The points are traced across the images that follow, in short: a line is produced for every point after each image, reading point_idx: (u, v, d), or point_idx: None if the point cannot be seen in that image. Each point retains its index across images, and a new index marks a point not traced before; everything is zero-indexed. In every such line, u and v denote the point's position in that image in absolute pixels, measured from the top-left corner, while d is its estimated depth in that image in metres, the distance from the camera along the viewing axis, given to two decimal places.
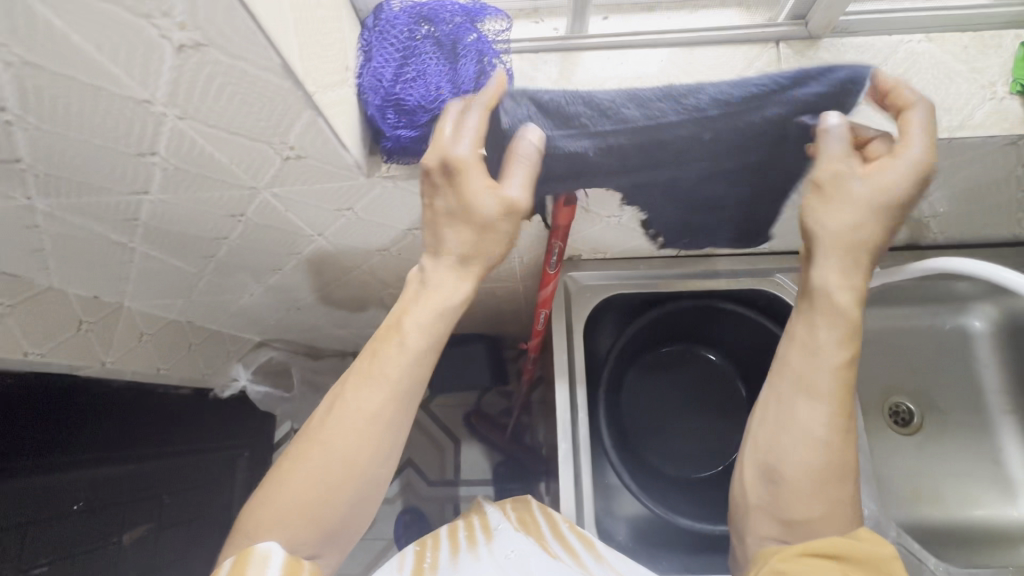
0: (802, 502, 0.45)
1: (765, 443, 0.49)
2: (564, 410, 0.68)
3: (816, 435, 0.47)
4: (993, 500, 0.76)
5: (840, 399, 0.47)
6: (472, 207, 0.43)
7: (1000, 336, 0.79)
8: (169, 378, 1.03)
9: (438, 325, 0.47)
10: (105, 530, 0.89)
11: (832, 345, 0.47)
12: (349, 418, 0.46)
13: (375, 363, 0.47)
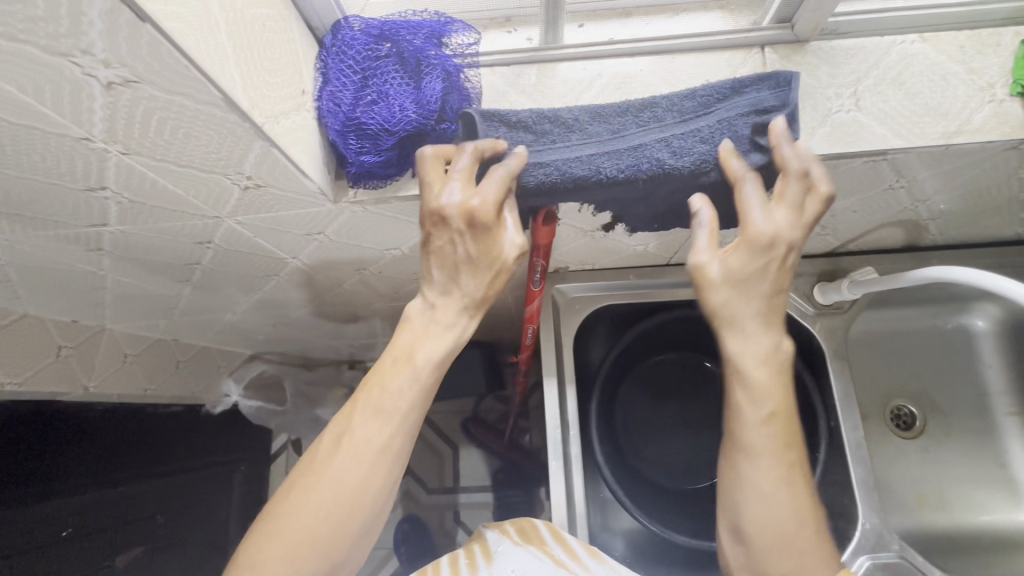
0: (775, 559, 0.43)
1: (727, 499, 0.46)
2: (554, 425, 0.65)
3: (775, 492, 0.44)
4: (999, 503, 0.74)
5: (782, 450, 0.45)
6: (495, 253, 0.44)
7: (1002, 335, 0.78)
8: (158, 398, 1.01)
9: (446, 357, 0.46)
10: (97, 554, 0.88)
11: (755, 402, 0.45)
12: (357, 451, 0.44)
13: (385, 396, 0.45)
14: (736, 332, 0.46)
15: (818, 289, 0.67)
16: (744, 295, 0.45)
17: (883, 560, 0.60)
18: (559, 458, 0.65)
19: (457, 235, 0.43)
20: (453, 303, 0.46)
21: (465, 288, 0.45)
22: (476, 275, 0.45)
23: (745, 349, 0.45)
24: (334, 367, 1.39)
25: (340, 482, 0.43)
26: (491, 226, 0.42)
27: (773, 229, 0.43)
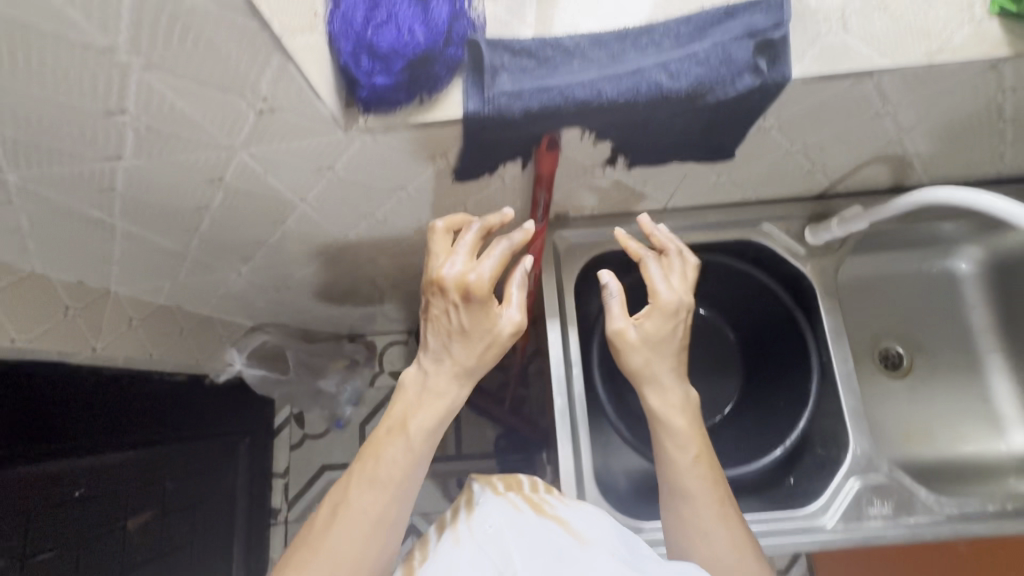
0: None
1: (674, 528, 0.55)
2: (558, 366, 0.67)
3: (716, 527, 0.53)
4: (983, 434, 0.77)
5: (714, 489, 0.55)
6: (485, 326, 0.53)
7: (988, 278, 0.80)
8: (164, 367, 1.02)
9: (436, 425, 0.54)
10: (110, 514, 0.91)
11: (681, 447, 0.56)
12: (352, 522, 0.50)
13: (380, 464, 0.52)
14: (658, 389, 0.57)
15: (809, 230, 0.69)
16: (660, 356, 0.57)
17: (875, 482, 0.63)
18: (562, 397, 0.67)
19: (453, 308, 0.52)
20: (446, 377, 0.55)
21: (456, 357, 0.54)
22: (467, 345, 0.53)
23: (666, 401, 0.57)
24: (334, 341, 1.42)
25: (344, 548, 0.48)
26: (485, 300, 0.51)
27: (676, 296, 0.57)
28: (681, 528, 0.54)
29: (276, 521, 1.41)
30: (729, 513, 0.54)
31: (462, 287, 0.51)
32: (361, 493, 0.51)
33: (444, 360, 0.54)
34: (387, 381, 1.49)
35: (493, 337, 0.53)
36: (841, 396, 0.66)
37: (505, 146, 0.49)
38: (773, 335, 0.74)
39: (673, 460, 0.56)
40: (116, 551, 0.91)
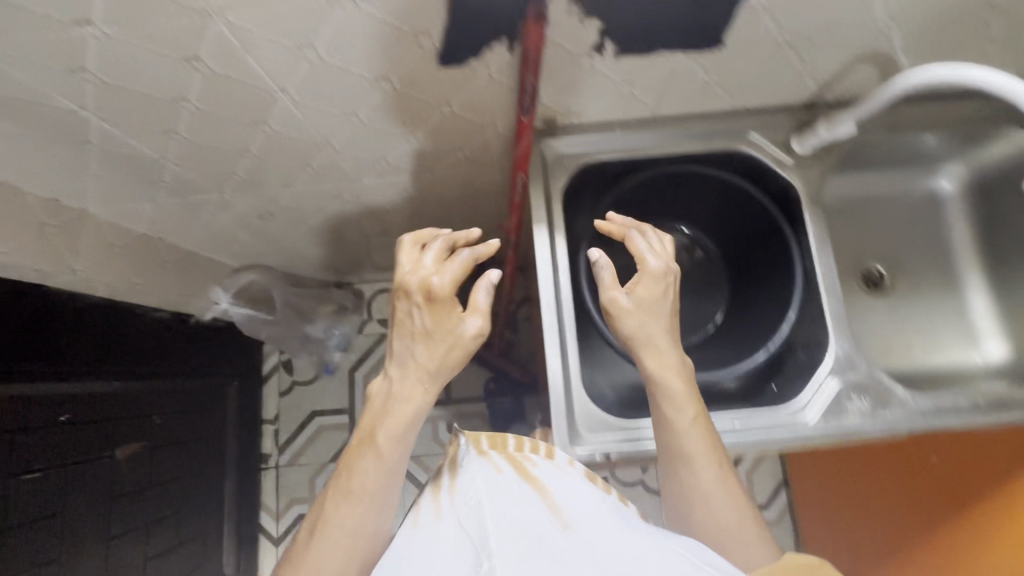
0: (734, 547, 0.52)
1: (676, 496, 0.56)
2: (546, 285, 0.67)
3: (716, 489, 0.55)
4: (959, 347, 0.79)
5: (712, 450, 0.56)
6: (447, 327, 0.55)
7: (968, 194, 0.81)
8: (147, 300, 1.00)
9: (404, 431, 0.55)
10: (99, 441, 0.91)
11: (679, 409, 0.56)
12: (332, 537, 0.53)
13: (352, 480, 0.54)
14: (654, 353, 0.57)
15: (796, 137, 0.70)
16: (654, 319, 0.58)
17: (853, 379, 0.64)
18: (551, 310, 0.66)
19: (416, 309, 0.55)
20: (411, 381, 0.56)
21: (419, 360, 0.55)
22: (428, 346, 0.55)
23: (662, 363, 0.57)
24: (321, 287, 1.40)
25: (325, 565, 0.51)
26: (445, 301, 0.54)
27: (663, 262, 0.59)
28: (681, 491, 0.56)
29: (267, 466, 1.42)
30: (726, 474, 0.55)
31: (426, 298, 0.54)
32: (342, 508, 0.54)
33: (408, 369, 0.56)
34: (375, 328, 1.48)
35: (454, 340, 0.55)
36: (824, 301, 0.67)
37: (492, 19, 0.49)
38: (761, 248, 0.74)
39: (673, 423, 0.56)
40: (106, 479, 0.92)
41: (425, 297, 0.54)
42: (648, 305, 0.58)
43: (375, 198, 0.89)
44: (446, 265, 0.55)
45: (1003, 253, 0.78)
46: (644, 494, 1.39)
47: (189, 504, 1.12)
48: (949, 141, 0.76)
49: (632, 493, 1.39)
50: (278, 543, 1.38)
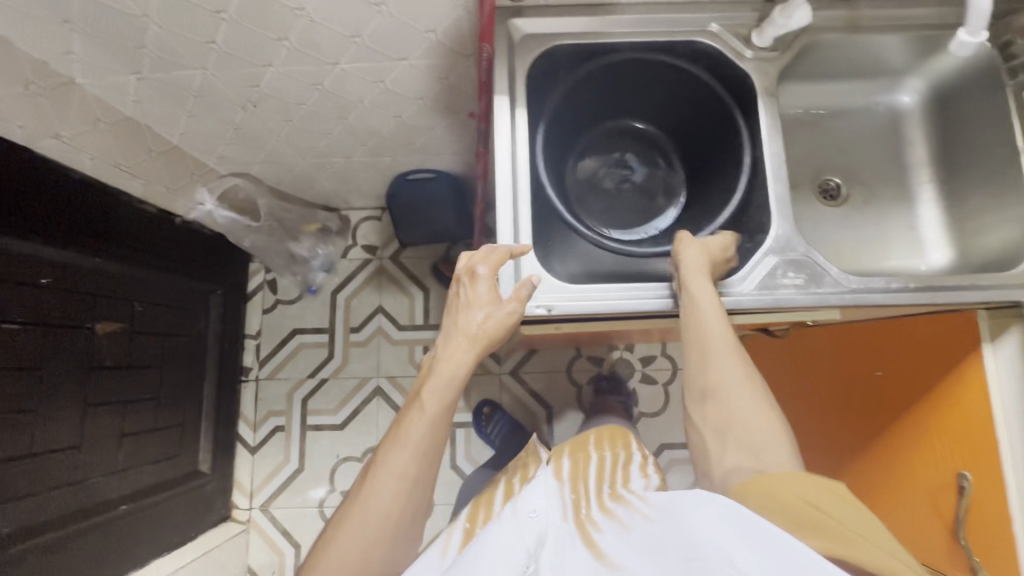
0: (749, 422, 0.61)
1: (702, 379, 0.65)
2: (504, 162, 0.69)
3: (729, 358, 0.64)
4: (905, 255, 0.82)
5: (729, 332, 0.65)
6: (484, 302, 0.66)
7: (927, 109, 0.84)
8: (133, 188, 1.04)
9: (445, 387, 0.66)
10: (78, 312, 0.95)
11: (712, 311, 0.64)
12: (384, 473, 0.64)
13: (403, 430, 0.66)
14: (695, 275, 0.65)
15: (755, 31, 0.72)
16: (703, 258, 0.67)
17: (790, 258, 0.68)
18: (507, 174, 0.69)
19: (462, 286, 0.68)
20: (455, 346, 0.66)
21: (461, 328, 0.66)
22: (468, 316, 0.66)
23: (692, 268, 0.65)
24: (308, 207, 1.42)
25: (378, 498, 0.63)
26: (483, 280, 0.66)
27: (724, 245, 0.69)
28: (698, 356, 0.65)
29: (247, 379, 1.47)
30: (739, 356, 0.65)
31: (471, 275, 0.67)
32: (394, 449, 0.65)
33: (452, 335, 0.67)
34: (359, 253, 1.52)
35: (492, 314, 0.65)
36: (769, 183, 0.70)
37: None
38: (716, 134, 0.80)
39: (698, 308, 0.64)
40: (85, 348, 0.96)
41: (468, 275, 0.67)
42: (704, 259, 0.66)
43: (352, 88, 0.91)
44: (489, 254, 0.67)
45: (953, 167, 0.81)
46: None
47: (168, 394, 1.16)
48: (910, 49, 0.77)
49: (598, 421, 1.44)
50: (255, 452, 1.43)
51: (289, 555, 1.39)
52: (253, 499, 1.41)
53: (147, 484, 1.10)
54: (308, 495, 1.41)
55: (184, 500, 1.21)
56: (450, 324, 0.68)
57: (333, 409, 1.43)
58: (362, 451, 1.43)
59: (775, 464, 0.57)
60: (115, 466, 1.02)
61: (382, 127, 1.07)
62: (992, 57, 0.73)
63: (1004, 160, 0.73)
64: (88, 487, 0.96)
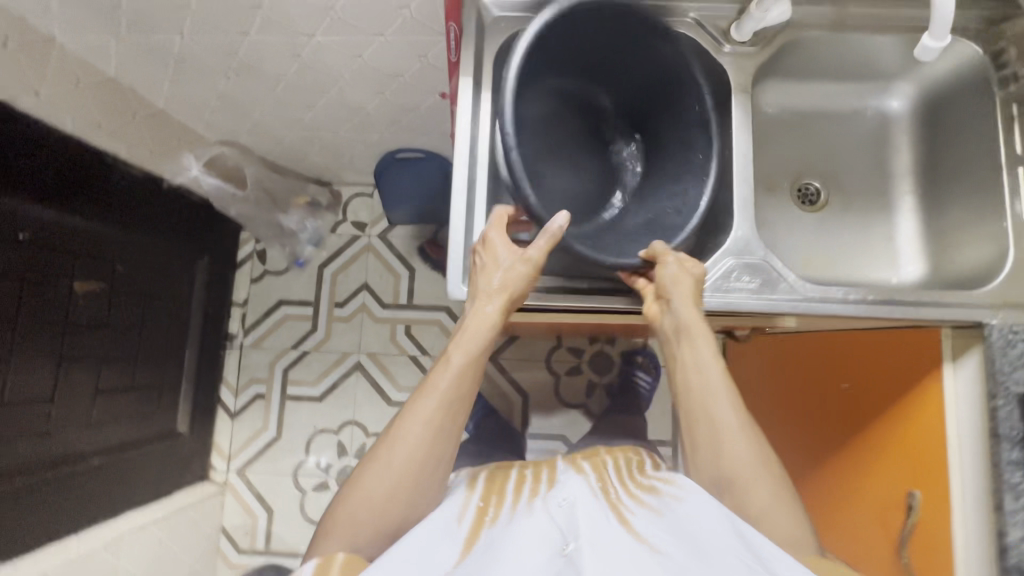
0: (757, 493, 0.63)
1: (705, 448, 0.66)
2: (463, 144, 0.68)
3: (740, 440, 0.65)
4: (879, 267, 0.80)
5: (726, 384, 0.66)
6: (500, 261, 0.65)
7: (916, 116, 0.80)
8: (118, 150, 1.05)
9: (472, 340, 0.67)
10: (57, 269, 0.97)
11: (705, 344, 0.66)
12: (410, 423, 0.66)
13: (429, 383, 0.67)
14: (691, 315, 0.64)
15: (733, 26, 0.69)
16: (686, 291, 0.63)
17: (747, 261, 0.66)
18: (465, 159, 0.68)
19: (478, 251, 0.66)
20: (481, 304, 0.66)
21: (482, 288, 0.65)
22: (488, 275, 0.65)
23: (690, 314, 0.64)
24: (300, 180, 1.43)
25: (405, 447, 0.66)
26: (496, 241, 0.65)
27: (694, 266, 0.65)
28: (694, 421, 0.67)
29: (232, 345, 1.50)
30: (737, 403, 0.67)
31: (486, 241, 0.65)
32: (419, 400, 0.67)
33: (476, 296, 0.67)
34: (348, 229, 1.52)
35: (510, 269, 0.65)
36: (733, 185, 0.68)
37: None
38: (679, 133, 0.72)
39: (699, 361, 0.66)
40: (62, 305, 0.98)
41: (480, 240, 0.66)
42: (687, 289, 0.64)
43: (331, 61, 0.90)
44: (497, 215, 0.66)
45: (936, 179, 0.78)
46: (584, 416, 1.43)
47: (145, 355, 1.19)
48: (899, 52, 0.74)
49: (572, 413, 1.44)
50: (235, 417, 1.47)
51: (261, 518, 1.43)
52: (231, 462, 1.45)
53: (121, 441, 1.14)
54: (284, 463, 1.44)
55: (160, 457, 1.25)
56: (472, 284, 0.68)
57: (313, 381, 1.46)
58: (338, 424, 1.45)
59: (801, 556, 0.60)
60: (89, 421, 1.05)
61: (366, 104, 1.06)
62: (981, 64, 0.69)
63: (985, 173, 0.70)
64: (59, 439, 0.98)
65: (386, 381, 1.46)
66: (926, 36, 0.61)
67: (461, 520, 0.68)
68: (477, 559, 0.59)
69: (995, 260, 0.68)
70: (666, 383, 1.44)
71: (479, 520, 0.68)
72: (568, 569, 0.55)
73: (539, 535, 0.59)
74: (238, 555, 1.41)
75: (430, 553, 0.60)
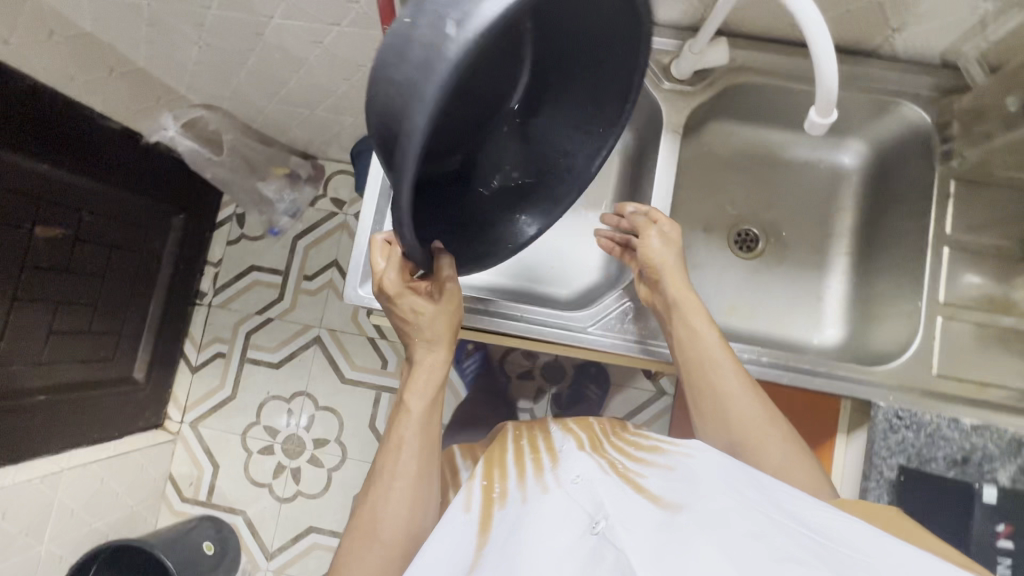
0: (776, 453, 0.64)
1: (718, 420, 0.68)
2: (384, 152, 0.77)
3: (744, 398, 0.67)
4: (802, 323, 0.81)
5: (723, 347, 0.70)
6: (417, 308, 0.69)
7: (868, 172, 0.81)
8: (94, 103, 1.09)
9: (426, 386, 0.73)
10: (18, 212, 1.00)
11: (698, 316, 0.70)
12: (392, 483, 0.70)
13: (396, 441, 0.72)
14: (675, 276, 0.72)
15: (672, 63, 0.72)
16: (672, 250, 0.73)
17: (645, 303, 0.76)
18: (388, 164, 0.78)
19: (388, 306, 0.71)
20: (427, 353, 0.73)
21: (416, 338, 0.72)
22: (414, 326, 0.71)
23: (677, 284, 0.71)
24: (285, 151, 1.45)
25: (389, 506, 0.69)
26: (400, 291, 0.69)
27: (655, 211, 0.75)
28: (704, 392, 0.69)
29: (201, 302, 1.54)
30: (737, 362, 0.70)
31: (399, 293, 0.68)
32: (393, 455, 0.72)
33: (417, 346, 0.73)
34: (326, 204, 1.54)
35: (430, 308, 0.70)
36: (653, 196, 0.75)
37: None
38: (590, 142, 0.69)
39: (692, 330, 0.70)
40: (21, 247, 1.02)
41: (385, 296, 0.70)
42: (671, 239, 0.73)
43: (294, 40, 0.92)
44: (389, 264, 0.69)
45: (869, 246, 0.80)
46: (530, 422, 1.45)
47: (106, 303, 1.24)
48: (861, 106, 0.75)
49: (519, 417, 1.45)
50: (195, 371, 1.52)
51: (207, 471, 1.48)
52: (185, 414, 1.51)
53: (71, 381, 1.19)
54: (235, 423, 1.49)
55: (112, 400, 1.30)
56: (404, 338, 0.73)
57: (272, 348, 1.50)
58: (291, 393, 1.49)
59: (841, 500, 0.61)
60: (39, 359, 1.10)
61: (337, 86, 1.07)
62: (927, 130, 0.72)
63: (912, 251, 0.73)
64: (5, 372, 1.03)
65: (342, 357, 1.50)
66: (813, 107, 0.59)
67: (468, 506, 0.65)
68: (497, 549, 0.55)
69: (905, 336, 0.71)
70: (615, 403, 1.44)
71: (489, 498, 0.67)
72: (607, 548, 0.49)
73: (567, 525, 0.55)
74: (180, 503, 1.47)
75: (456, 551, 0.60)
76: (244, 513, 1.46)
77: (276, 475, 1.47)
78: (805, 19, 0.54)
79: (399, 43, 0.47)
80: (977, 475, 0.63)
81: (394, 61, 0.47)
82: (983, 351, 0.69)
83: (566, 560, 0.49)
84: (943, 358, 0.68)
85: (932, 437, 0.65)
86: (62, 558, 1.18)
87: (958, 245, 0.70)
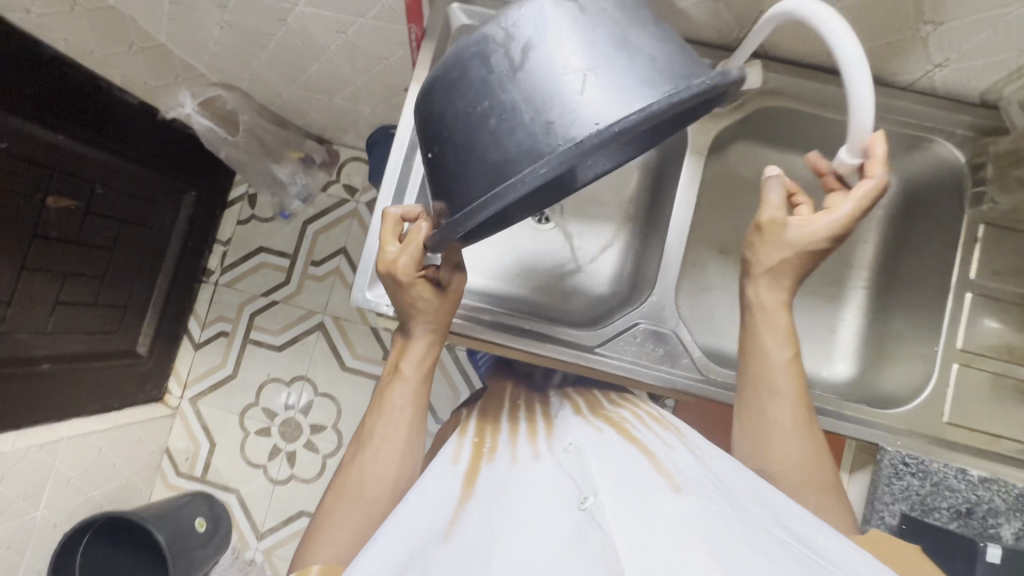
0: (801, 495, 0.63)
1: (762, 444, 0.65)
2: (398, 152, 0.77)
3: (793, 440, 0.64)
4: (815, 357, 0.80)
5: (795, 382, 0.66)
6: (425, 289, 0.70)
7: (894, 203, 0.81)
8: (112, 76, 1.09)
9: (423, 359, 0.73)
10: (32, 183, 1.00)
11: (778, 338, 0.67)
12: (379, 445, 0.70)
13: (387, 407, 0.72)
14: (768, 284, 0.69)
15: None
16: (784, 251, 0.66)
17: (654, 329, 0.75)
18: (400, 164, 0.77)
19: (395, 284, 0.69)
20: (428, 330, 0.73)
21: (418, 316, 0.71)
22: (421, 307, 0.70)
23: (758, 293, 0.69)
24: (301, 134, 1.44)
25: (373, 471, 0.68)
26: (411, 273, 0.68)
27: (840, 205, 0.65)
28: (752, 414, 0.67)
29: (207, 280, 1.53)
30: (795, 393, 0.66)
31: (410, 274, 0.68)
32: (383, 425, 0.71)
33: (416, 322, 0.73)
34: (338, 190, 1.54)
35: (437, 291, 0.70)
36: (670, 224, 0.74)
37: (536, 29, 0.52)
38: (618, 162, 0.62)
39: (764, 346, 0.67)
40: (32, 217, 1.02)
41: (394, 277, 0.68)
42: (780, 237, 0.67)
43: (316, 27, 0.90)
44: (402, 244, 0.68)
45: (890, 280, 0.80)
46: None
47: (114, 277, 1.24)
48: (895, 141, 0.74)
49: None
50: (197, 348, 1.52)
51: (204, 448, 1.50)
52: (185, 389, 1.51)
53: (75, 352, 1.19)
54: (233, 402, 1.50)
55: (114, 372, 1.31)
56: (405, 315, 0.72)
57: (276, 331, 1.50)
58: (291, 376, 1.50)
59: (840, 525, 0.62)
60: (43, 328, 1.11)
61: (356, 76, 1.05)
62: (960, 171, 0.71)
63: (934, 293, 0.73)
64: (12, 341, 1.04)
65: (344, 345, 1.50)
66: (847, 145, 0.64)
67: (456, 460, 0.65)
68: (483, 503, 0.54)
69: (918, 384, 0.70)
70: None
71: (478, 452, 0.68)
72: (592, 529, 0.45)
73: (562, 498, 0.51)
74: (175, 477, 1.49)
75: (438, 494, 0.58)
76: (237, 492, 1.47)
77: (271, 457, 1.48)
78: (847, 66, 0.55)
79: (512, 61, 0.52)
80: (981, 527, 0.69)
81: (501, 76, 0.52)
82: (996, 402, 0.68)
83: (553, 531, 0.46)
84: (954, 406, 0.68)
85: (938, 487, 0.69)
86: (56, 524, 1.20)
87: (979, 290, 0.69)
